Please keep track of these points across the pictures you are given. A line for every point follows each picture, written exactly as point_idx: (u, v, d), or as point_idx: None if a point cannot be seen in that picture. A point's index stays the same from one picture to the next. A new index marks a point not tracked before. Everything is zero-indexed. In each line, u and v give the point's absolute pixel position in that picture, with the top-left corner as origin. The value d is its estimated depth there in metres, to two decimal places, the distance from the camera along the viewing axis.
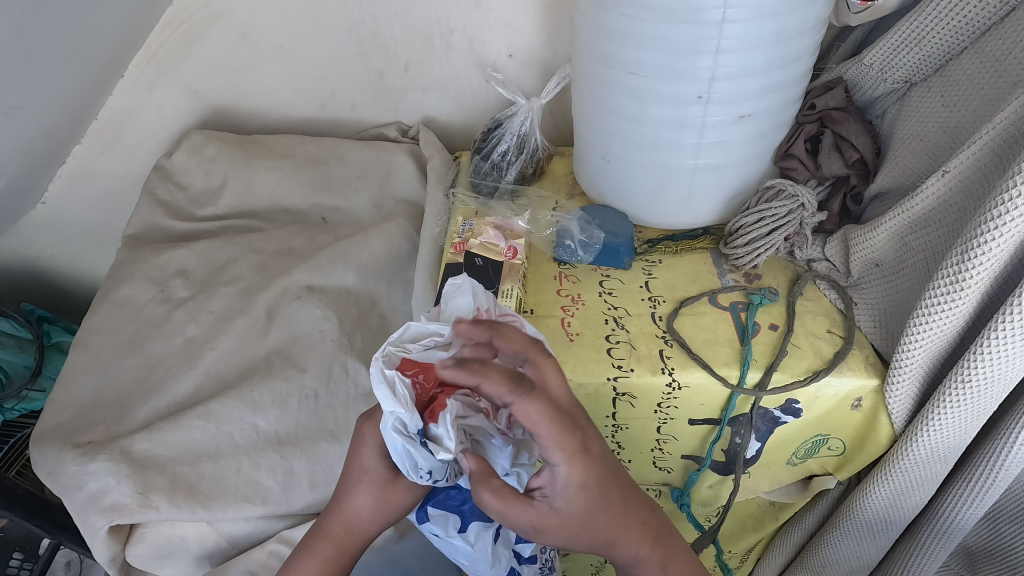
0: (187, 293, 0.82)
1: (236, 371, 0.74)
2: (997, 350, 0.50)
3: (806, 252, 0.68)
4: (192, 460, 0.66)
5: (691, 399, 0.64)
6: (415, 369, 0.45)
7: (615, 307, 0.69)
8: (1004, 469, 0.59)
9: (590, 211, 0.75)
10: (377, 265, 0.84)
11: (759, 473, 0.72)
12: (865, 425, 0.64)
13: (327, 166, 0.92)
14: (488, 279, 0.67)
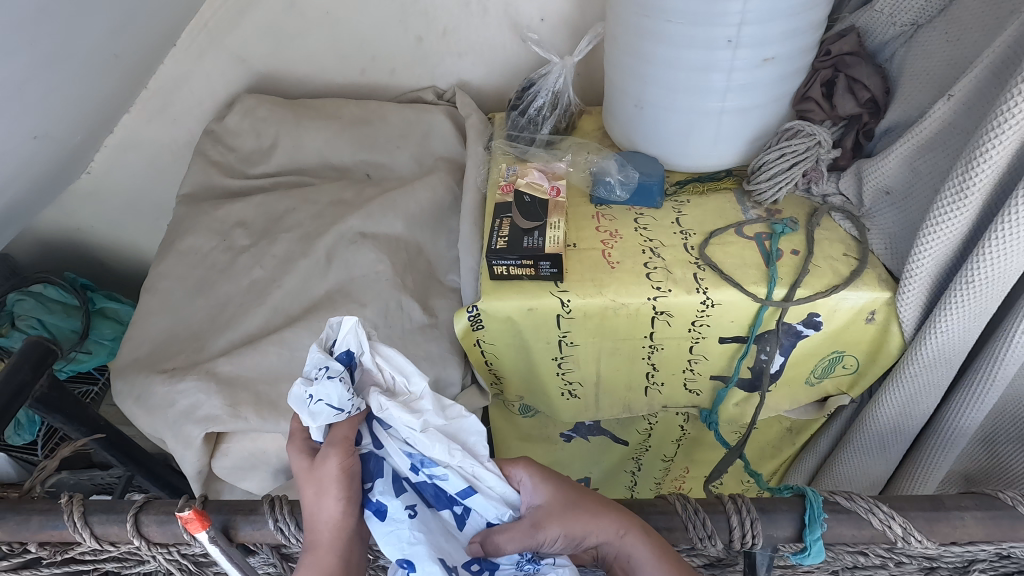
0: (249, 241, 0.88)
1: (301, 307, 0.81)
2: (998, 249, 0.57)
3: (823, 186, 0.75)
4: (271, 380, 0.72)
5: (722, 316, 0.71)
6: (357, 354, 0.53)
7: (651, 239, 0.76)
8: (1003, 368, 0.66)
9: (625, 155, 0.82)
10: (423, 214, 0.91)
11: (781, 391, 0.80)
12: (877, 338, 0.72)
13: (371, 126, 0.99)
14: (537, 213, 0.74)
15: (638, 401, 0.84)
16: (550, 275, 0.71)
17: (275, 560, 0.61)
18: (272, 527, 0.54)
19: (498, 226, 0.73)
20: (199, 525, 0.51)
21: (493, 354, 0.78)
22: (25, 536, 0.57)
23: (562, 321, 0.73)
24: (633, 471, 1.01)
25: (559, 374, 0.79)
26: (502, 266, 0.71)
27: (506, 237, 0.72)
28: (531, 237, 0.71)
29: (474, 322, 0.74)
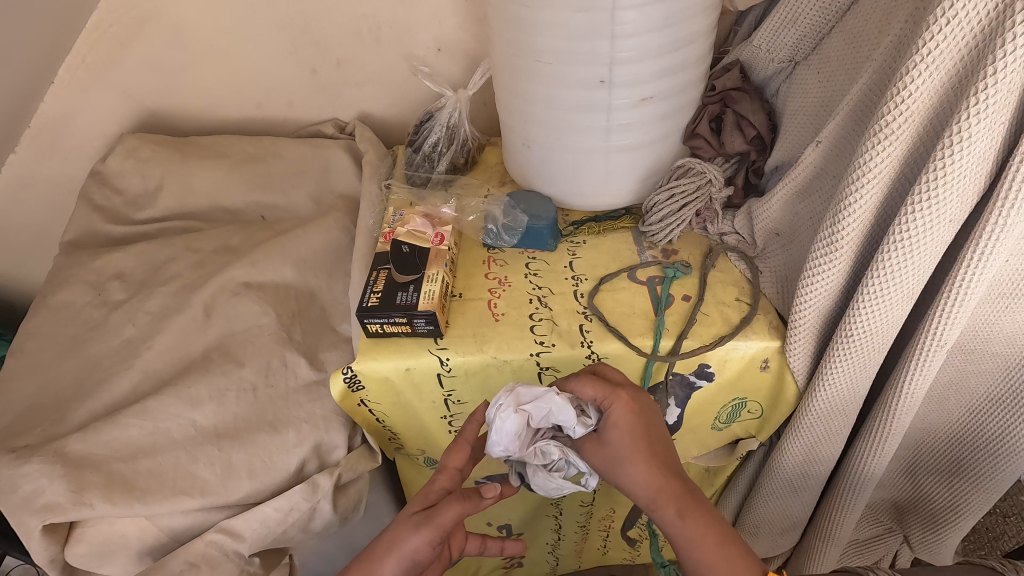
0: (124, 295, 0.82)
1: (173, 369, 0.75)
2: (872, 304, 0.54)
3: (717, 225, 0.72)
4: (128, 457, 0.67)
5: (611, 370, 0.67)
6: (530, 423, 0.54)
7: (539, 287, 0.72)
8: (897, 418, 0.63)
9: (516, 197, 0.77)
10: (315, 259, 0.86)
11: (685, 439, 0.76)
12: (774, 386, 0.68)
13: (264, 164, 0.93)
14: (414, 264, 0.69)
15: None
16: (428, 332, 0.66)
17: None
18: None
19: (373, 279, 0.68)
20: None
21: (380, 412, 0.74)
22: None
23: (443, 380, 0.68)
24: (555, 515, 0.97)
25: (452, 430, 0.75)
26: (376, 324, 0.66)
27: (379, 293, 0.66)
28: (405, 292, 0.66)
29: (351, 383, 0.69)
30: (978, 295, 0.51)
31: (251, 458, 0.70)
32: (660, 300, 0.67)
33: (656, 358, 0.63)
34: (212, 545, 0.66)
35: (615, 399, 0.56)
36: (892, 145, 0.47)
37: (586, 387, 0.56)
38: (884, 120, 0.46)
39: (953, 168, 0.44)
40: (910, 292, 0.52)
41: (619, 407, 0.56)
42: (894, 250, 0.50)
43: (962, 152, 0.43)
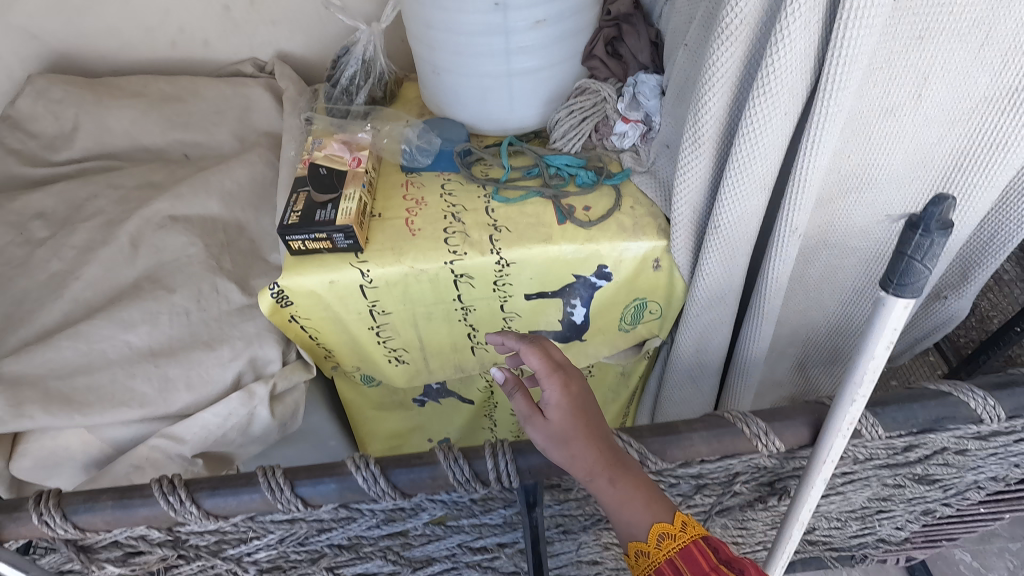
0: (47, 233, 0.83)
1: (103, 298, 0.77)
2: (731, 192, 0.61)
3: (613, 141, 0.78)
4: (64, 374, 0.70)
5: (520, 274, 0.74)
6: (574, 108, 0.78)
7: (453, 205, 0.77)
8: (767, 299, 0.71)
9: (431, 122, 0.83)
10: (240, 193, 0.89)
11: (596, 342, 0.86)
12: (667, 283, 0.78)
13: (183, 103, 0.94)
14: (332, 185, 0.73)
15: (467, 361, 0.87)
16: (349, 247, 0.72)
17: (75, 557, 0.63)
18: (37, 522, 0.54)
19: (292, 201, 0.72)
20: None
21: (312, 326, 0.78)
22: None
23: (367, 292, 0.74)
24: (491, 427, 1.07)
25: (381, 342, 0.81)
26: (298, 241, 0.70)
27: (298, 213, 0.71)
28: (324, 210, 0.71)
29: (280, 299, 0.73)
30: (812, 185, 0.59)
31: (188, 372, 0.74)
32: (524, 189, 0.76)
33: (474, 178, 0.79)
34: (156, 450, 0.70)
35: (554, 371, 0.52)
36: (734, 45, 0.54)
37: (530, 355, 0.52)
38: (726, 20, 0.53)
39: (780, 63, 0.51)
40: (763, 179, 0.60)
41: (540, 420, 0.52)
42: (744, 140, 0.57)
43: (785, 46, 0.50)
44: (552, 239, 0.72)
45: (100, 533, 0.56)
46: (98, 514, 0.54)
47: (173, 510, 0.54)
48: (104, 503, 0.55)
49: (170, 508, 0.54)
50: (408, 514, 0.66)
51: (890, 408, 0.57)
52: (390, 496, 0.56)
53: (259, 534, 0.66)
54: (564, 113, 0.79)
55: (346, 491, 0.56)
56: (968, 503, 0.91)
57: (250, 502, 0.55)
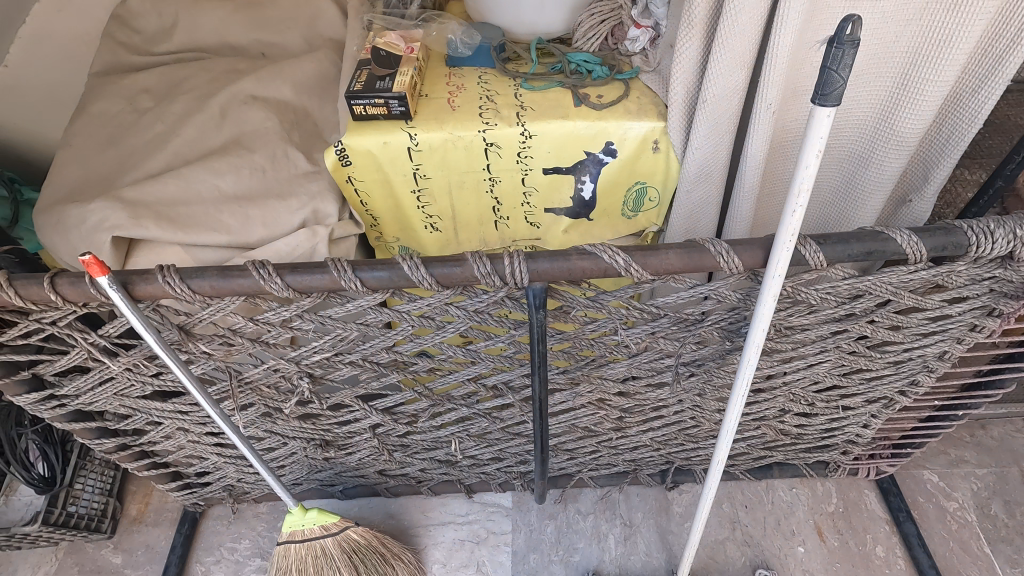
0: (151, 104, 1.01)
1: (197, 153, 0.95)
2: (716, 66, 0.75)
3: (627, 45, 0.93)
4: (169, 204, 0.87)
5: (540, 148, 0.89)
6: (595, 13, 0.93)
7: (488, 90, 0.92)
8: (746, 176, 0.84)
9: (474, 24, 0.99)
10: (308, 83, 1.05)
11: (601, 224, 1.00)
12: (664, 167, 0.91)
13: (263, 8, 1.10)
14: (390, 64, 0.89)
15: (490, 236, 1.02)
16: (400, 114, 0.87)
17: (177, 334, 0.80)
18: (161, 282, 0.71)
19: (357, 75, 0.88)
20: (98, 269, 0.66)
21: (365, 187, 0.94)
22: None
23: (413, 155, 0.89)
24: None
25: (420, 207, 0.97)
26: (360, 106, 0.86)
27: (362, 82, 0.86)
28: (383, 81, 0.86)
29: (341, 157, 0.89)
30: (782, 58, 0.72)
31: (264, 212, 0.90)
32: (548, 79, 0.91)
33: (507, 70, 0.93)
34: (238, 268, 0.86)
35: None
36: None
37: None
38: None
39: None
40: (743, 54, 0.73)
41: None
42: (727, 17, 0.70)
43: None
44: (568, 116, 0.87)
45: (204, 300, 0.73)
46: (207, 281, 0.71)
47: (262, 280, 0.70)
48: (210, 274, 0.71)
49: (261, 278, 0.70)
50: (436, 324, 0.81)
51: (832, 241, 0.69)
52: (428, 284, 0.71)
53: (315, 334, 0.82)
54: (586, 18, 0.93)
55: (393, 278, 0.71)
56: (923, 391, 1.03)
57: (321, 279, 0.71)
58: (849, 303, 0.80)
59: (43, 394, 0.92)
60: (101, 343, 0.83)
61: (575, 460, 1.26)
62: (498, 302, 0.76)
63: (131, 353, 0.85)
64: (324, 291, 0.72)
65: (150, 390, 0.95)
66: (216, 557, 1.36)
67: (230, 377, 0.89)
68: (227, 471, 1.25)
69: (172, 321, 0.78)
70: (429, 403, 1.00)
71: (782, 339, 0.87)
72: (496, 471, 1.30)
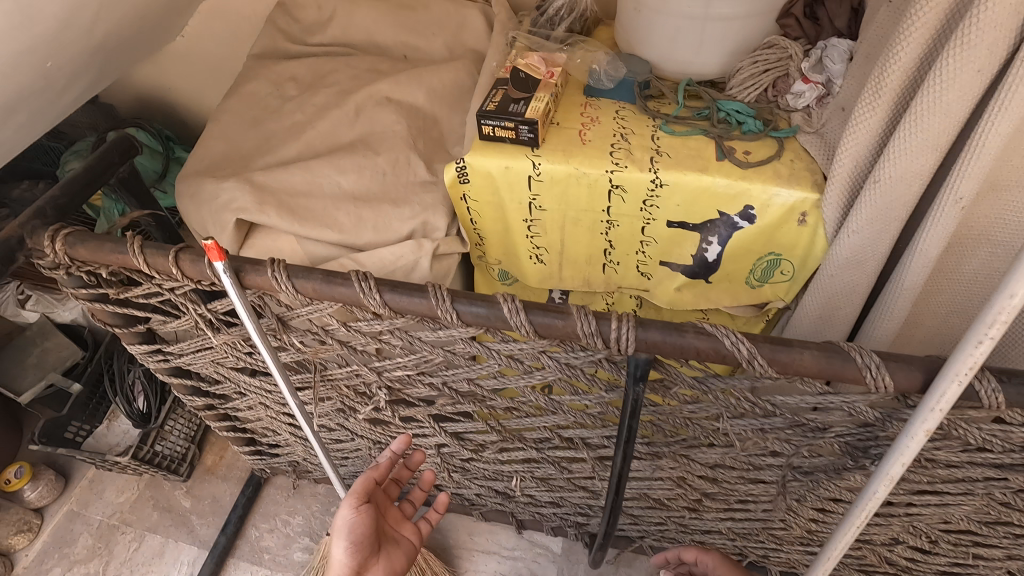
0: (296, 92, 1.05)
1: (327, 148, 0.97)
2: (899, 147, 0.64)
3: (789, 99, 0.82)
4: (293, 195, 0.90)
5: (669, 198, 0.81)
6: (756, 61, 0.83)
7: (624, 127, 0.86)
8: (906, 276, 0.72)
9: (621, 56, 0.92)
10: (442, 92, 1.04)
11: (720, 289, 0.91)
12: (808, 241, 0.80)
13: (414, 12, 1.11)
14: (527, 87, 0.85)
15: (595, 277, 0.96)
16: (528, 141, 0.83)
17: (274, 323, 0.82)
18: (269, 275, 0.72)
19: (492, 94, 0.85)
20: (217, 253, 0.68)
21: (478, 208, 0.92)
22: (98, 257, 0.78)
23: (532, 183, 0.85)
24: None
25: (529, 237, 0.93)
26: (490, 126, 0.83)
27: (497, 103, 0.84)
28: (517, 105, 0.83)
29: (461, 174, 0.87)
30: (989, 153, 0.60)
31: (377, 216, 0.90)
32: (693, 125, 0.84)
33: (647, 111, 0.87)
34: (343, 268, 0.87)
35: None
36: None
37: None
38: None
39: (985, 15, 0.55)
40: (937, 138, 0.62)
41: None
42: (928, 92, 0.60)
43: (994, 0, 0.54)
44: (708, 171, 0.78)
45: (306, 300, 0.73)
46: (312, 282, 0.71)
47: (362, 293, 0.69)
48: (316, 276, 0.71)
49: (360, 290, 0.69)
50: (524, 369, 0.76)
51: (1016, 381, 0.57)
52: (526, 331, 0.66)
53: (401, 351, 0.80)
54: (746, 65, 0.83)
55: (490, 317, 0.67)
56: None
57: (418, 303, 0.68)
58: (1019, 452, 0.66)
59: (153, 347, 0.99)
60: (208, 316, 0.86)
61: (638, 527, 1.17)
62: (594, 362, 0.70)
63: (230, 331, 0.88)
64: (419, 314, 0.70)
65: (241, 365, 0.99)
66: (270, 525, 1.42)
67: (314, 372, 0.90)
68: (295, 449, 1.29)
69: (272, 311, 0.80)
70: (499, 439, 0.96)
71: (918, 471, 0.73)
72: (552, 515, 1.24)
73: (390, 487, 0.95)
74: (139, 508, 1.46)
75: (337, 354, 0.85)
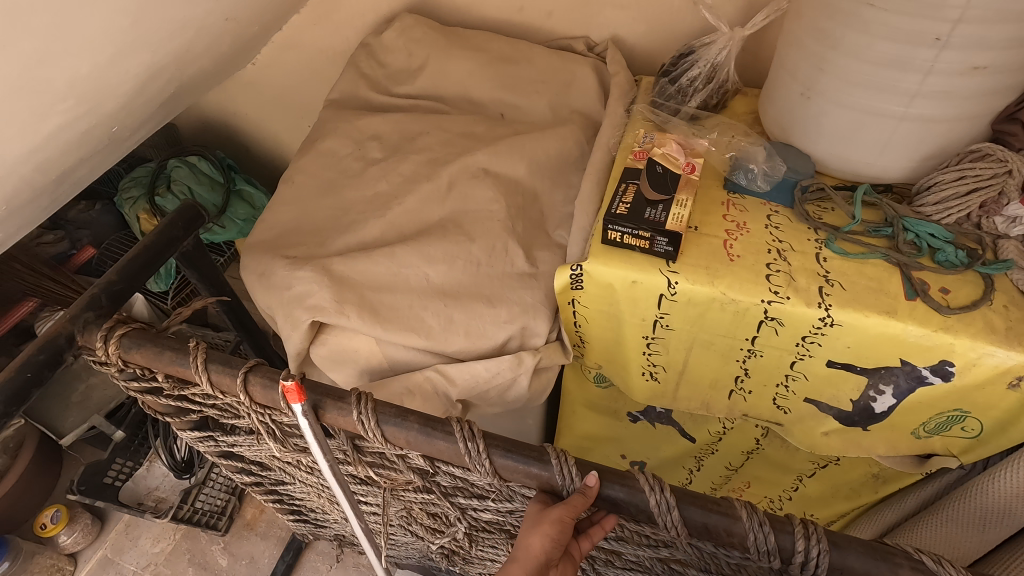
0: (380, 155, 0.93)
1: (413, 228, 0.84)
2: None
3: (997, 223, 0.66)
4: (375, 288, 0.78)
5: (837, 339, 0.66)
6: (960, 174, 0.67)
7: (780, 240, 0.70)
8: None
9: (775, 144, 0.76)
10: (546, 163, 0.90)
11: (877, 437, 0.74)
12: (1014, 406, 0.64)
13: (516, 66, 0.98)
14: (665, 186, 0.70)
15: (717, 401, 0.81)
16: (664, 253, 0.68)
17: (347, 446, 0.69)
18: (355, 417, 0.59)
19: (621, 192, 0.71)
20: (296, 397, 0.57)
21: (587, 316, 0.77)
22: (155, 364, 0.67)
23: (662, 302, 0.70)
24: (692, 469, 1.01)
25: (646, 353, 0.78)
26: (618, 233, 0.69)
27: (628, 205, 0.69)
28: (654, 210, 0.69)
29: (574, 280, 0.72)
30: None
31: (470, 319, 0.77)
32: (872, 247, 0.67)
33: (809, 220, 0.71)
34: (429, 381, 0.75)
35: None
36: None
37: None
38: None
39: None
40: None
41: None
42: None
43: None
44: (898, 316, 0.62)
45: (394, 448, 0.61)
46: (406, 433, 0.59)
47: (468, 455, 0.57)
48: (411, 426, 0.59)
49: (467, 453, 0.56)
50: (648, 542, 0.61)
51: None
52: (677, 530, 0.53)
53: (494, 498, 0.66)
54: (945, 177, 0.68)
55: (630, 506, 0.54)
56: None
57: (538, 476, 0.56)
58: None
59: (205, 434, 0.86)
60: (271, 425, 0.70)
61: None
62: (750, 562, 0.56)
63: (291, 446, 0.74)
64: (537, 486, 0.57)
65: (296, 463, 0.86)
66: None
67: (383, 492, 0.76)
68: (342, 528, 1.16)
69: (347, 439, 0.67)
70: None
71: None
72: None
73: (560, 568, 0.56)
74: (173, 563, 1.38)
75: (416, 485, 0.71)
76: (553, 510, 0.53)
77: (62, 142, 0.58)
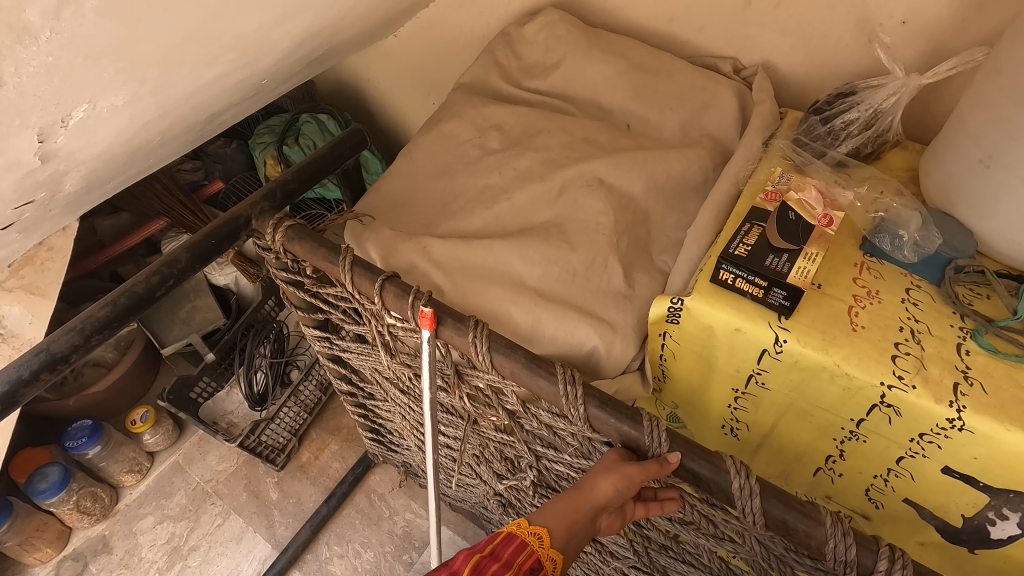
0: (499, 146, 0.92)
1: (517, 226, 0.83)
2: None
3: None
4: (468, 278, 0.78)
5: (963, 447, 0.57)
6: None
7: (916, 319, 0.62)
8: None
9: (933, 212, 0.68)
10: (665, 184, 0.85)
11: (985, 563, 0.65)
12: None
13: (654, 77, 0.94)
14: (794, 236, 0.64)
15: (799, 476, 0.74)
16: (777, 306, 0.63)
17: (451, 370, 0.71)
18: (469, 337, 0.63)
19: (743, 232, 0.66)
20: (428, 323, 0.64)
21: (674, 354, 0.73)
22: (310, 258, 0.74)
23: (764, 358, 0.64)
24: None
25: (731, 406, 0.73)
26: (731, 275, 0.64)
27: (749, 247, 0.64)
28: (776, 258, 0.63)
29: (671, 314, 0.68)
30: None
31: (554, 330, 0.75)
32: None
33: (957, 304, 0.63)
34: None
35: None
36: None
37: None
38: None
39: None
40: None
41: None
42: None
43: None
44: None
45: (496, 375, 0.64)
46: (511, 363, 0.61)
47: (565, 399, 0.59)
48: (518, 357, 0.61)
49: (565, 395, 0.59)
50: (714, 532, 0.60)
51: None
52: (753, 519, 0.52)
53: (572, 451, 0.68)
54: None
55: (712, 484, 0.54)
56: None
57: (627, 434, 0.57)
58: None
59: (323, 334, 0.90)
60: (384, 333, 0.76)
61: None
62: None
63: (401, 355, 0.78)
64: (623, 445, 0.58)
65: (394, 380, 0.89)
66: (342, 550, 1.37)
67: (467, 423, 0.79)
68: (412, 457, 1.22)
69: (453, 364, 0.70)
70: (636, 563, 0.79)
71: None
72: None
73: (610, 518, 0.57)
74: (233, 484, 1.48)
75: (504, 422, 0.73)
76: (626, 465, 0.54)
77: (220, 89, 0.63)
